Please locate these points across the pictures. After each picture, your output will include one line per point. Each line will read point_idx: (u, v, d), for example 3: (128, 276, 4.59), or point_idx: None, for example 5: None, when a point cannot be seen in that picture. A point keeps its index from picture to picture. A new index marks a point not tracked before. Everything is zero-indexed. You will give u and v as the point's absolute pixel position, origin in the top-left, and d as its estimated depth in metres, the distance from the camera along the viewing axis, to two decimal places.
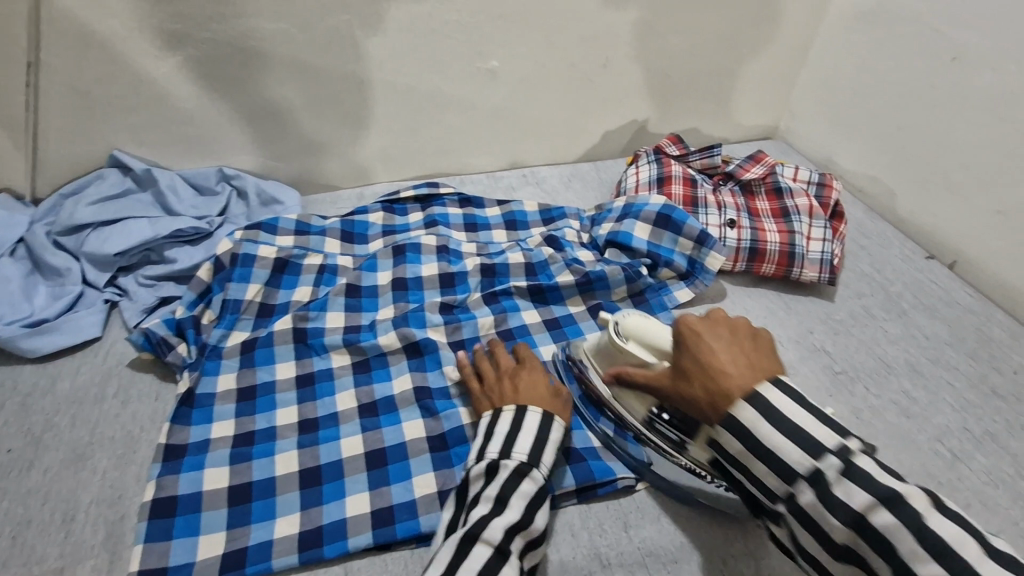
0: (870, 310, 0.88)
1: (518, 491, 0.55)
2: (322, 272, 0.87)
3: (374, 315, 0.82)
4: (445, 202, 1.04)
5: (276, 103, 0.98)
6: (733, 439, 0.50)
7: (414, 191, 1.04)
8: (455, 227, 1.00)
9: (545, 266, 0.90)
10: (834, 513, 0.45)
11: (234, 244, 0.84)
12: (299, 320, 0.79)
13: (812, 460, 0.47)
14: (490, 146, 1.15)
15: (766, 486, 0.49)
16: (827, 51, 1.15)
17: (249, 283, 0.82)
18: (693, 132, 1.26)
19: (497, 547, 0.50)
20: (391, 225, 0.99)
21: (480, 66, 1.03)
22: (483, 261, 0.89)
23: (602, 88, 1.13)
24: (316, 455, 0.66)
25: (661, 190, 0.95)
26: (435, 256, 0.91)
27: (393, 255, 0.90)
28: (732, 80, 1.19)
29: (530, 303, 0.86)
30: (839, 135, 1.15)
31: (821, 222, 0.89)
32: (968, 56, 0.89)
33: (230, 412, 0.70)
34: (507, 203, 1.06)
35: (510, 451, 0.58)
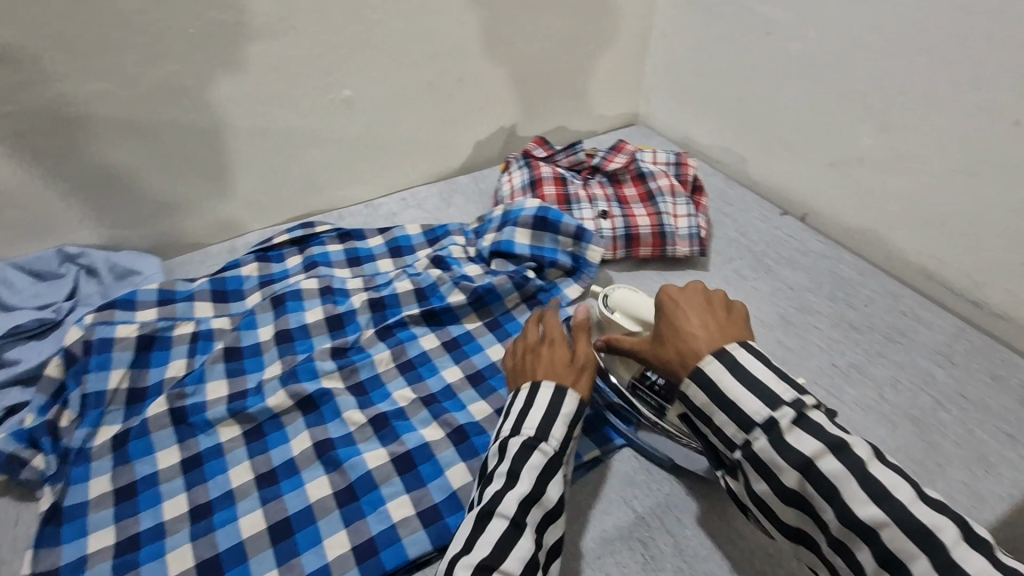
0: (740, 272, 0.94)
1: (529, 463, 0.58)
2: (196, 340, 0.81)
3: (260, 375, 0.77)
4: (323, 240, 1.00)
5: (113, 168, 0.90)
6: (699, 392, 0.56)
7: (288, 235, 0.99)
8: (337, 264, 0.96)
9: (434, 288, 0.88)
10: (787, 459, 0.51)
11: (85, 331, 0.76)
12: (175, 399, 0.73)
13: (768, 411, 0.53)
14: (361, 175, 1.12)
15: (725, 435, 0.55)
16: (665, 37, 1.22)
17: (110, 370, 0.74)
18: (560, 130, 1.30)
19: (511, 519, 0.54)
20: (268, 275, 0.94)
21: (332, 97, 1.00)
22: (371, 295, 0.87)
23: (463, 101, 1.13)
24: (212, 542, 0.61)
25: (534, 193, 0.97)
26: (319, 300, 0.87)
27: (272, 307, 0.85)
28: (587, 76, 1.24)
29: (426, 328, 0.84)
30: (690, 114, 1.23)
31: (683, 199, 0.95)
32: (779, 30, 0.98)
33: (107, 518, 0.63)
34: (388, 229, 1.03)
35: (523, 427, 0.60)
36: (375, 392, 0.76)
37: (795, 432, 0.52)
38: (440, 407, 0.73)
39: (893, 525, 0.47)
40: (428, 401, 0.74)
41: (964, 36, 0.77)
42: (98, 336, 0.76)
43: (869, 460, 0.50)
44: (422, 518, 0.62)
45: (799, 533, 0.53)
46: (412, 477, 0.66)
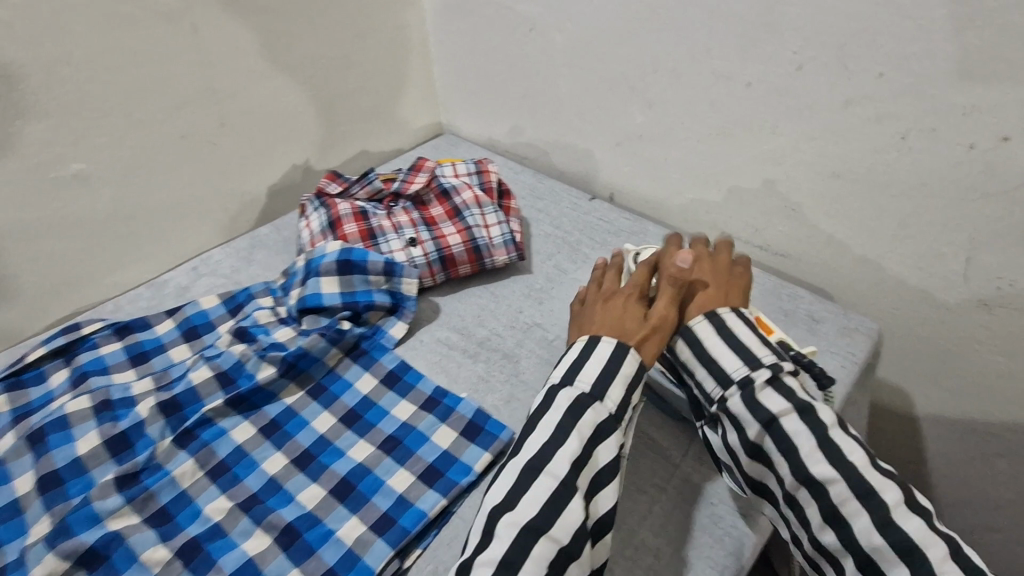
0: (561, 266, 0.95)
1: (580, 421, 0.58)
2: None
3: (21, 542, 0.62)
4: (94, 342, 0.83)
5: None
6: (685, 347, 0.64)
7: (45, 348, 0.81)
8: (117, 367, 0.81)
9: (240, 368, 0.77)
10: (755, 415, 0.58)
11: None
12: None
13: (745, 370, 0.60)
14: (131, 253, 0.97)
15: (704, 391, 0.63)
16: (441, 44, 1.20)
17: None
18: (363, 155, 1.22)
19: (561, 479, 0.55)
20: (24, 405, 0.77)
21: (57, 174, 0.84)
22: (160, 398, 0.73)
23: (237, 147, 1.01)
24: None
25: (335, 234, 0.89)
26: (93, 421, 0.72)
27: (31, 448, 0.69)
28: (373, 94, 1.18)
29: (237, 417, 0.73)
30: (487, 116, 1.23)
31: (491, 207, 0.92)
32: (536, 25, 1.01)
33: None
34: (178, 308, 0.88)
35: (575, 378, 0.61)
36: (181, 516, 0.64)
37: (768, 389, 0.59)
38: (264, 508, 0.64)
39: (842, 481, 0.54)
40: (247, 506, 0.64)
41: (683, 13, 0.83)
42: None
43: (830, 424, 0.57)
44: None
45: (759, 485, 0.60)
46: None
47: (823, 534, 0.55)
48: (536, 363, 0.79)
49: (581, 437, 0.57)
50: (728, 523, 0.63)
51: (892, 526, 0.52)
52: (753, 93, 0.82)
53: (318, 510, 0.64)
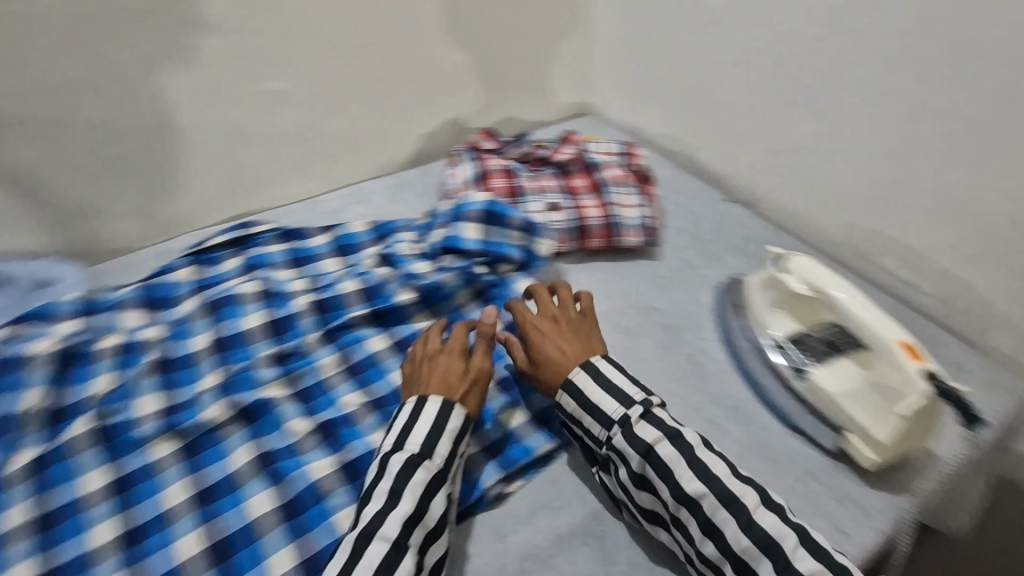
0: (689, 260, 0.95)
1: (412, 481, 0.58)
2: (121, 354, 0.75)
3: (195, 386, 0.73)
4: (263, 240, 0.95)
5: (21, 169, 0.83)
6: (569, 398, 0.66)
7: (225, 236, 0.94)
8: (279, 265, 0.91)
9: (381, 288, 0.85)
10: (634, 448, 0.61)
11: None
12: (98, 419, 0.68)
13: (623, 410, 0.63)
14: (301, 171, 1.06)
15: (592, 434, 0.65)
16: (607, 26, 1.23)
17: (25, 392, 0.69)
18: (510, 122, 1.27)
19: (393, 542, 0.54)
20: (203, 279, 0.89)
21: (262, 88, 0.96)
22: (315, 298, 0.83)
23: (407, 93, 1.10)
24: (144, 570, 0.59)
25: (482, 186, 0.94)
26: (258, 305, 0.83)
27: (209, 314, 0.82)
28: (533, 63, 1.23)
29: (374, 329, 0.81)
30: (638, 104, 1.24)
31: (632, 189, 0.94)
32: (713, 19, 1.01)
33: (24, 553, 0.59)
34: (333, 227, 0.99)
35: (405, 441, 0.61)
36: (320, 400, 0.73)
37: (643, 421, 0.62)
38: (390, 410, 0.72)
39: (710, 495, 0.57)
40: (375, 407, 0.73)
41: (885, 24, 0.79)
42: (10, 357, 0.71)
43: (695, 443, 0.60)
44: None
45: (650, 514, 0.61)
46: (358, 485, 0.65)
47: (704, 546, 0.56)
48: (651, 344, 0.81)
49: (423, 489, 0.58)
50: (620, 540, 0.63)
51: (755, 525, 0.55)
52: (942, 118, 0.78)
53: None
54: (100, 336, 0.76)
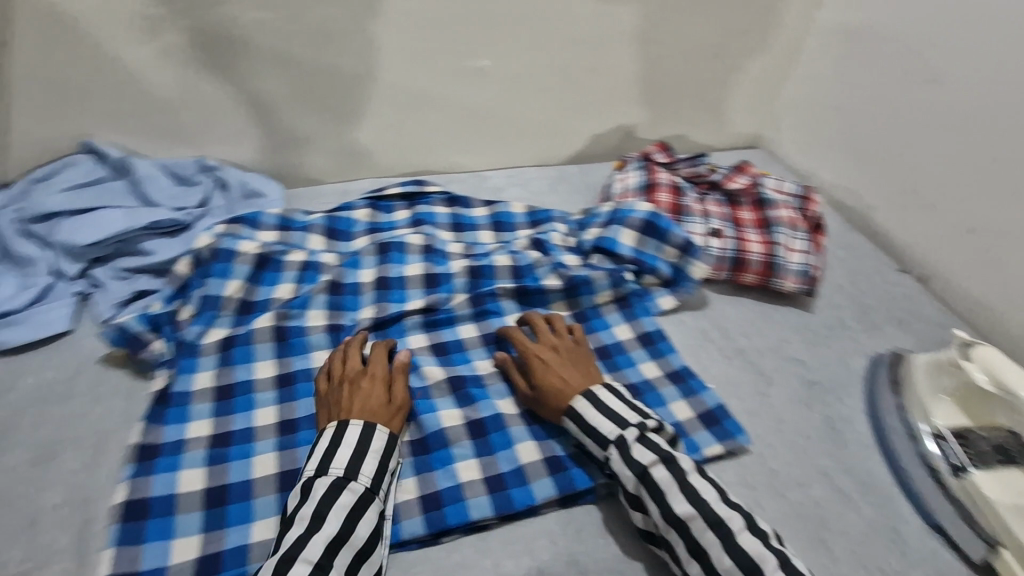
0: (844, 321, 0.90)
1: (337, 504, 0.56)
2: (304, 270, 0.85)
3: (355, 314, 0.81)
4: (431, 200, 1.02)
5: (258, 94, 0.94)
6: (571, 423, 0.66)
7: (400, 188, 1.02)
8: (441, 226, 0.98)
9: (531, 269, 0.88)
10: (630, 467, 0.60)
11: (215, 239, 0.81)
12: (280, 318, 0.79)
13: (619, 430, 0.63)
14: (475, 145, 1.12)
15: (594, 454, 0.64)
16: (812, 64, 1.17)
17: (229, 280, 0.80)
18: (680, 139, 1.26)
19: (316, 564, 0.52)
20: (376, 223, 0.98)
21: (468, 64, 1.01)
22: (470, 263, 0.87)
23: (593, 91, 1.12)
24: (293, 457, 0.66)
25: (647, 197, 0.95)
26: (421, 257, 0.90)
27: (377, 253, 0.89)
28: (720, 86, 1.20)
29: (515, 305, 0.85)
30: (820, 149, 1.18)
31: (802, 234, 0.91)
32: (945, 80, 0.93)
33: (206, 412, 0.69)
34: (494, 203, 1.04)
35: (327, 466, 0.59)
36: (457, 354, 0.78)
37: (637, 445, 0.62)
38: None
39: (698, 516, 0.56)
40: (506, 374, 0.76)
41: None
42: (224, 246, 0.81)
43: (687, 468, 0.59)
44: (486, 484, 0.64)
45: (648, 533, 0.60)
46: (482, 444, 0.68)
47: (689, 566, 0.55)
48: (788, 396, 0.78)
49: (345, 514, 0.56)
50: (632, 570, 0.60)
51: (738, 547, 0.54)
52: None
53: None
54: (291, 250, 0.86)
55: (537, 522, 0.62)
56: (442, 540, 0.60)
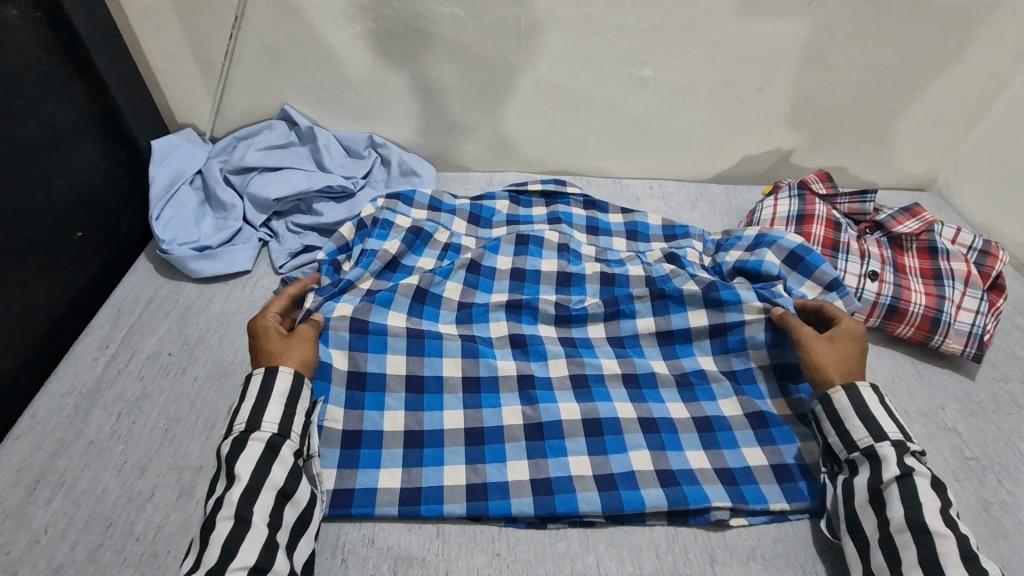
0: (1017, 398, 0.79)
1: (242, 457, 0.56)
2: (446, 249, 0.89)
3: (488, 296, 0.83)
4: (570, 201, 1.02)
5: (432, 83, 1.02)
6: (844, 397, 0.63)
7: (542, 185, 1.02)
8: (577, 228, 0.99)
9: (665, 280, 0.84)
10: (899, 463, 0.57)
11: (376, 210, 0.89)
12: (424, 282, 0.81)
13: (903, 435, 0.60)
14: (622, 152, 1.14)
15: (849, 438, 0.61)
16: (1016, 107, 1.04)
17: (386, 241, 0.85)
18: (839, 171, 1.19)
19: (237, 518, 0.53)
20: (515, 215, 1.00)
21: (632, 73, 1.02)
22: (604, 269, 0.86)
23: (754, 113, 1.08)
24: (419, 418, 0.70)
25: (799, 228, 0.90)
26: (556, 254, 0.88)
27: (516, 243, 0.88)
28: (898, 122, 1.11)
29: (649, 308, 0.82)
30: (1009, 202, 1.06)
31: (977, 292, 0.81)
32: None
33: (345, 342, 0.73)
34: (631, 211, 1.03)
35: (233, 424, 0.59)
36: (583, 349, 0.79)
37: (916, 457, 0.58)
38: (639, 394, 0.74)
39: (952, 538, 0.52)
40: (627, 380, 0.76)
41: None
42: (383, 216, 0.88)
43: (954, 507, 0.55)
44: (597, 481, 0.65)
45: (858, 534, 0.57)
46: (596, 442, 0.68)
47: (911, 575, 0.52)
48: (937, 466, 0.70)
49: (253, 462, 0.56)
50: None
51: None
52: None
53: (678, 421, 0.71)
54: (438, 229, 0.90)
55: (643, 530, 0.62)
56: (548, 525, 0.62)
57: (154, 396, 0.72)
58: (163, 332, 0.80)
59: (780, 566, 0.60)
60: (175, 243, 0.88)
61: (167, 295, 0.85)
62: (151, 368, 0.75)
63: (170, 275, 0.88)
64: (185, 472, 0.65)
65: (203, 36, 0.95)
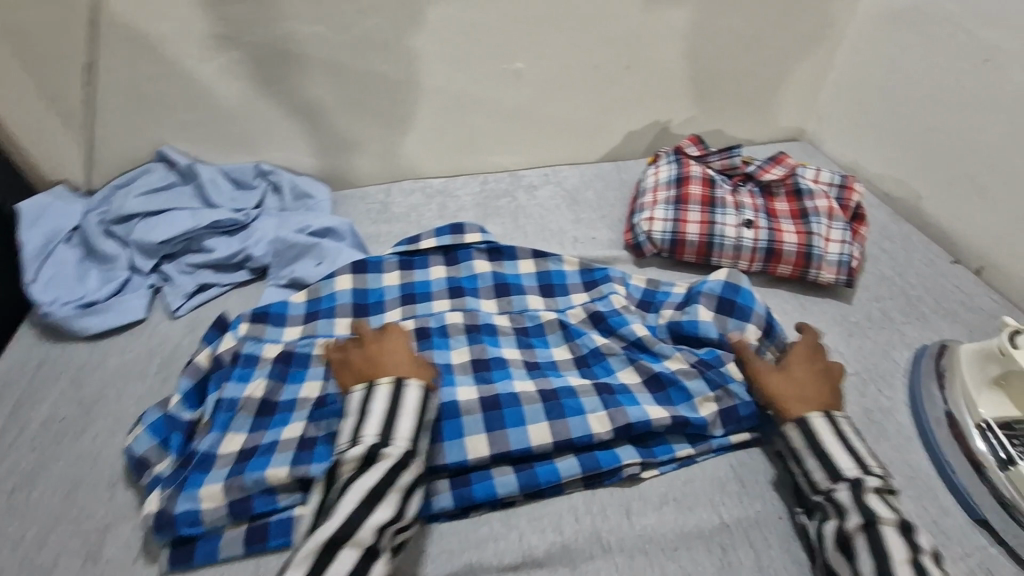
0: (888, 313, 0.87)
1: (394, 485, 0.56)
2: (332, 362, 0.76)
3: None
4: (471, 252, 0.90)
5: (309, 103, 1.02)
6: (796, 434, 0.62)
7: (437, 240, 0.91)
8: (484, 293, 0.87)
9: (599, 357, 0.75)
10: (861, 511, 0.55)
11: (237, 342, 0.76)
12: (310, 428, 0.68)
13: (859, 472, 0.58)
14: (512, 145, 1.17)
15: (811, 478, 0.60)
16: (856, 53, 1.14)
17: (249, 382, 0.73)
18: (717, 133, 1.26)
19: (366, 551, 0.52)
20: (410, 286, 0.88)
21: (505, 67, 1.05)
22: (497, 280, 0.88)
23: (628, 90, 1.13)
24: (319, 427, 0.68)
25: (678, 190, 0.95)
26: (465, 338, 0.77)
27: (417, 338, 0.77)
28: (760, 80, 1.19)
29: (561, 337, 0.79)
30: (865, 139, 1.15)
31: (840, 224, 0.89)
32: (999, 58, 0.89)
33: (224, 517, 0.61)
34: (544, 256, 0.91)
35: (390, 436, 0.58)
36: (496, 371, 0.73)
37: (875, 493, 0.56)
38: (540, 372, 0.73)
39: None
40: (546, 396, 0.69)
41: None
42: (246, 350, 0.76)
43: (924, 548, 0.53)
44: (513, 464, 0.65)
45: None
46: (494, 418, 0.67)
47: None
48: None
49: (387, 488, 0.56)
50: (667, 561, 0.59)
51: None
52: None
53: (578, 387, 0.71)
54: (317, 339, 0.79)
55: (561, 499, 0.64)
56: (470, 514, 0.63)
57: (50, 464, 0.68)
58: (54, 398, 0.76)
59: (691, 505, 0.64)
60: (56, 304, 0.84)
61: (57, 359, 0.81)
62: (44, 436, 0.71)
63: (56, 339, 0.84)
64: (90, 535, 0.62)
65: (56, 87, 0.91)
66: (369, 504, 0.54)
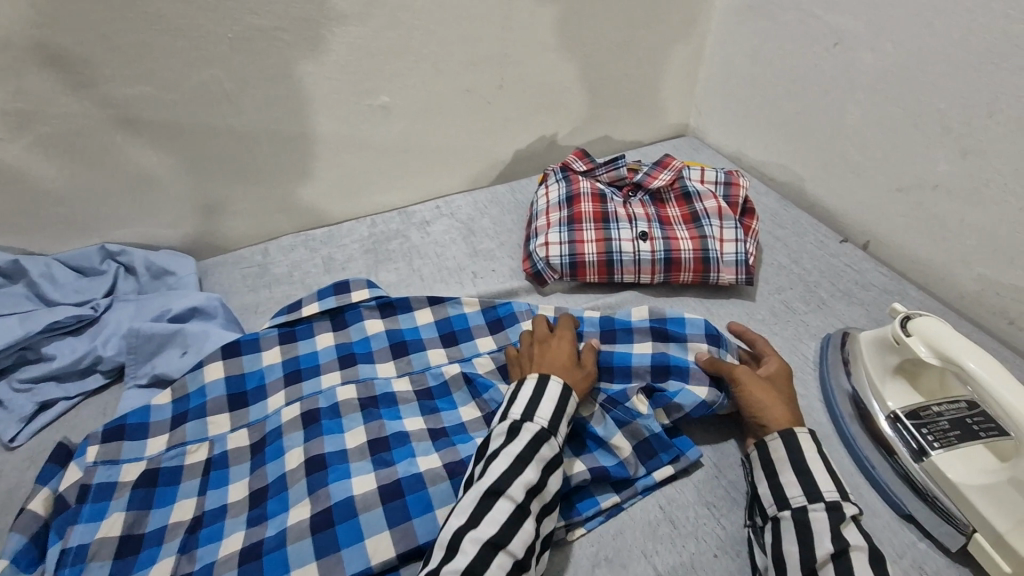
0: (790, 304, 0.87)
1: (537, 453, 0.57)
2: (208, 471, 0.67)
3: (282, 520, 0.60)
4: (360, 311, 0.82)
5: (151, 170, 0.90)
6: (783, 446, 0.60)
7: (320, 304, 0.81)
8: (379, 355, 0.79)
9: None
10: (832, 538, 0.53)
11: (85, 472, 0.64)
12: (183, 563, 0.58)
13: (839, 496, 0.56)
14: (395, 181, 1.09)
15: (782, 493, 0.58)
16: (721, 46, 1.16)
17: (104, 520, 0.61)
18: (604, 140, 1.25)
19: (518, 505, 0.54)
20: (293, 361, 0.78)
21: (369, 103, 0.97)
22: (393, 338, 0.80)
23: (506, 109, 1.09)
24: (192, 561, 0.59)
25: (570, 210, 0.91)
26: (360, 416, 0.69)
27: (304, 425, 0.68)
28: (636, 83, 1.18)
29: (467, 393, 0.73)
30: (744, 129, 1.16)
31: (731, 223, 0.88)
32: (847, 40, 0.90)
33: None
34: (441, 301, 0.84)
35: (534, 413, 0.60)
36: (397, 450, 0.66)
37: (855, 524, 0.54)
38: (447, 442, 0.68)
39: None
40: (453, 472, 0.64)
41: None
42: (97, 480, 0.64)
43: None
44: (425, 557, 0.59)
45: None
46: (396, 509, 0.60)
47: None
48: None
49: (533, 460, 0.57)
50: None
51: None
52: None
53: None
54: (187, 448, 0.68)
55: None
56: None
57: None
58: None
59: (624, 561, 0.59)
60: None
61: None
62: None
63: None
64: None
65: None
66: (516, 466, 0.56)
